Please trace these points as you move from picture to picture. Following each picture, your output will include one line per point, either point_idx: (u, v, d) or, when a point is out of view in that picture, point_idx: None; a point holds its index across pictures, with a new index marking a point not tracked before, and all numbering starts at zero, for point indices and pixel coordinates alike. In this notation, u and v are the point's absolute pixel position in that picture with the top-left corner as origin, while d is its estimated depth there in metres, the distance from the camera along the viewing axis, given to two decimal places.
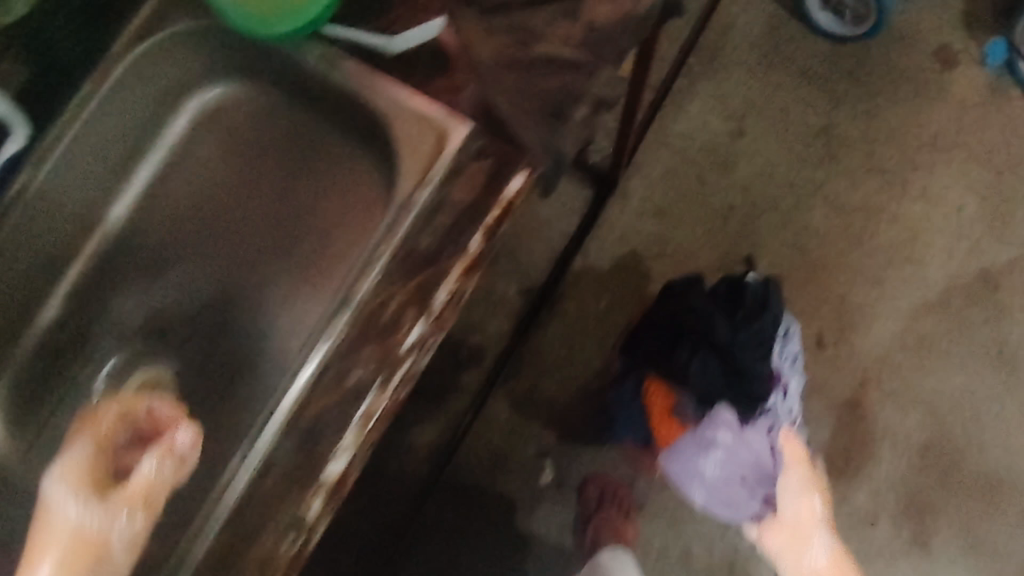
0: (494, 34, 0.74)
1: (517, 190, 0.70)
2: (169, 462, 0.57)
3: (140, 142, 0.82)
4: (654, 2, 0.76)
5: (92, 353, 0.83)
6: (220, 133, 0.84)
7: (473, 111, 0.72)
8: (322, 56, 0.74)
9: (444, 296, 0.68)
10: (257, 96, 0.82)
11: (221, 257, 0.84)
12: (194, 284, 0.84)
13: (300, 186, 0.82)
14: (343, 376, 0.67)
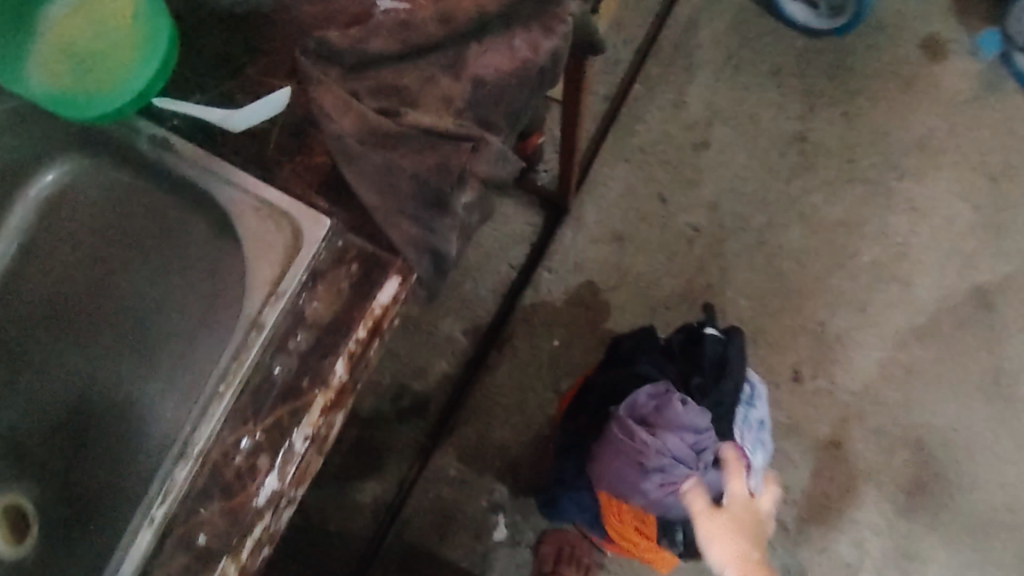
0: (358, 97, 0.59)
1: (386, 304, 0.58)
2: None
3: None
4: (558, 44, 0.62)
5: None
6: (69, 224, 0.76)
7: (334, 203, 0.60)
8: (156, 138, 0.62)
9: (303, 441, 0.58)
10: (98, 176, 0.74)
11: (78, 358, 0.75)
12: (53, 392, 0.76)
13: (154, 267, 0.74)
14: (189, 538, 0.57)
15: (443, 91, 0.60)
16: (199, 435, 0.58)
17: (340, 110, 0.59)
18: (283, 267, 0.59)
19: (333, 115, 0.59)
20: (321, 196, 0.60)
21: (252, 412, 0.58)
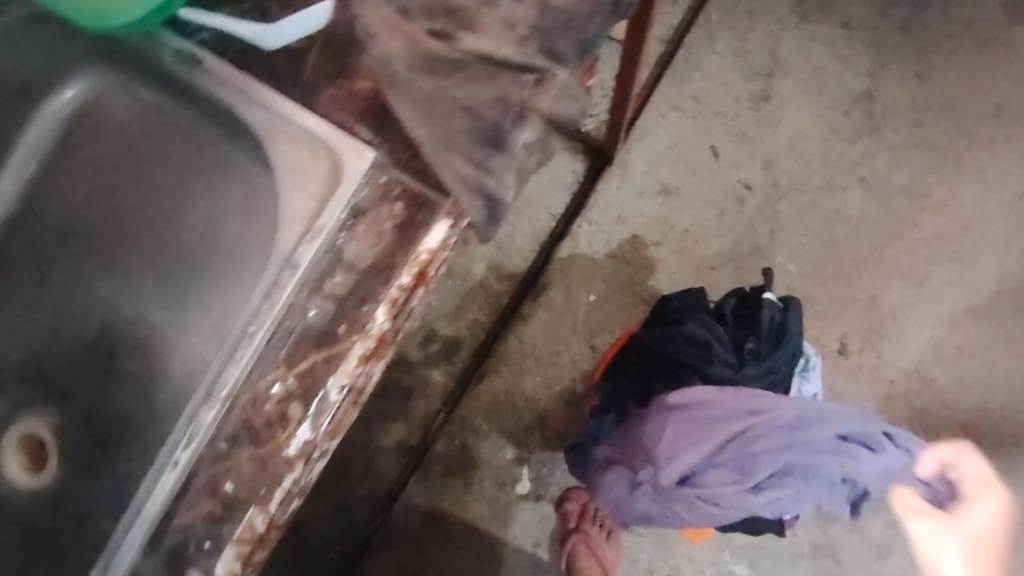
0: (410, 19, 0.55)
1: (433, 250, 0.53)
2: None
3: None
4: None
5: None
6: (97, 136, 0.71)
7: (380, 132, 0.55)
8: (183, 51, 0.57)
9: (338, 391, 0.53)
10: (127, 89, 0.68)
11: (106, 286, 0.71)
12: (77, 318, 0.72)
13: (181, 194, 0.68)
14: (216, 487, 0.54)
15: (506, 14, 0.55)
16: (226, 378, 0.53)
17: (390, 33, 0.55)
18: (322, 198, 0.53)
19: (382, 38, 0.55)
20: (363, 124, 0.55)
21: (283, 358, 0.54)
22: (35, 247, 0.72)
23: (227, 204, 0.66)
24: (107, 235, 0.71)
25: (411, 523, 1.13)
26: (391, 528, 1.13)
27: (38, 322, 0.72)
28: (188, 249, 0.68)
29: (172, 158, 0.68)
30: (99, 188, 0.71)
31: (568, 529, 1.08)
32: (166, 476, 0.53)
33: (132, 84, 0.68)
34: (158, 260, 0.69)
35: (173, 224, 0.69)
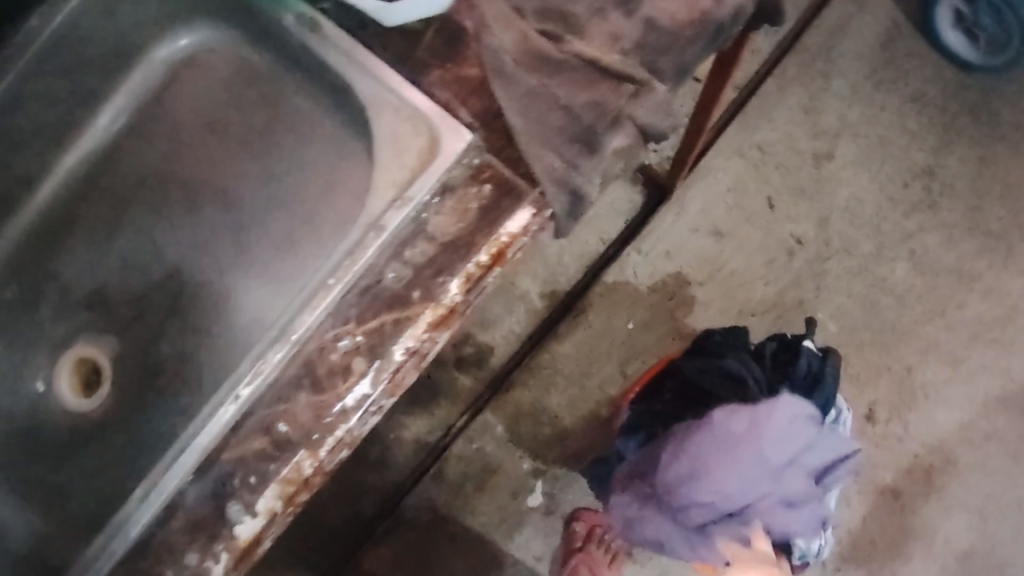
0: (523, 18, 0.59)
1: (514, 234, 0.56)
2: (273, 523, 0.55)
3: (97, 85, 0.74)
4: (739, 7, 0.60)
5: (32, 319, 0.76)
6: (201, 89, 0.75)
7: (479, 118, 0.58)
8: (304, 16, 0.60)
9: (403, 352, 0.56)
10: (242, 52, 0.73)
11: (179, 231, 0.75)
12: (148, 255, 0.75)
13: (273, 157, 0.72)
14: (272, 426, 0.56)
15: (614, 27, 0.58)
16: (299, 323, 0.56)
17: (503, 27, 0.58)
18: (416, 171, 0.56)
19: (495, 30, 0.58)
20: (465, 108, 0.58)
21: (355, 314, 0.56)
22: (124, 184, 0.76)
23: (319, 167, 0.70)
24: (192, 183, 0.75)
25: (421, 517, 1.15)
26: (398, 519, 1.15)
27: (113, 254, 0.76)
28: (272, 205, 0.72)
29: (272, 117, 0.72)
30: (195, 136, 0.75)
31: (572, 548, 1.10)
32: (226, 408, 0.56)
33: (246, 45, 0.73)
34: (237, 215, 0.73)
35: (260, 180, 0.72)
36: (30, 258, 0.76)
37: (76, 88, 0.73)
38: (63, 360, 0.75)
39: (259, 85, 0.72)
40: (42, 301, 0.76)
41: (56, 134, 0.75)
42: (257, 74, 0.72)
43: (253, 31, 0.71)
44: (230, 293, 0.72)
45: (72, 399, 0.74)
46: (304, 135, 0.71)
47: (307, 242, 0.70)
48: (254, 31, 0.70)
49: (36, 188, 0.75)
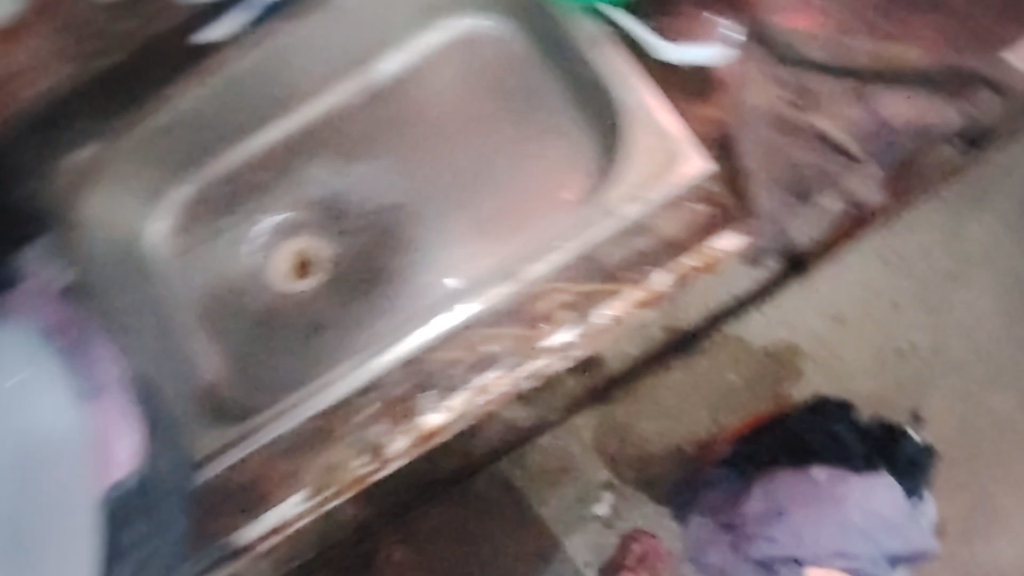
0: (777, 83, 0.72)
1: (723, 251, 0.68)
2: (455, 420, 0.67)
3: (392, 36, 0.89)
4: (950, 126, 0.73)
5: (269, 206, 0.89)
6: (470, 63, 0.89)
7: (719, 152, 0.70)
8: (597, 33, 0.75)
9: (606, 317, 0.67)
10: (517, 45, 0.87)
11: (418, 172, 0.88)
12: (385, 183, 0.88)
13: (518, 135, 0.86)
14: (479, 344, 0.68)
15: (847, 113, 0.71)
16: (530, 270, 0.69)
17: (761, 87, 0.72)
18: (649, 179, 0.69)
19: (753, 89, 0.71)
20: (708, 141, 0.70)
21: (574, 276, 0.68)
22: (379, 118, 0.90)
23: (543, 161, 0.84)
24: (441, 136, 0.88)
25: (490, 492, 1.24)
26: (469, 489, 1.24)
27: (354, 173, 0.89)
28: (500, 176, 0.85)
29: (523, 111, 0.86)
30: (452, 103, 0.89)
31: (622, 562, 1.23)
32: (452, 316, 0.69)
33: (521, 47, 0.87)
34: (472, 173, 0.86)
35: (493, 155, 0.86)
36: (284, 157, 0.90)
37: (374, 33, 0.88)
38: (277, 246, 0.88)
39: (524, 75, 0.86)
40: (283, 193, 0.89)
41: (344, 65, 0.89)
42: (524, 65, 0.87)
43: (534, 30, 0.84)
44: (449, 236, 0.84)
45: (282, 279, 0.86)
46: (549, 125, 0.85)
47: (528, 210, 0.83)
48: (536, 30, 0.84)
49: (307, 101, 0.89)
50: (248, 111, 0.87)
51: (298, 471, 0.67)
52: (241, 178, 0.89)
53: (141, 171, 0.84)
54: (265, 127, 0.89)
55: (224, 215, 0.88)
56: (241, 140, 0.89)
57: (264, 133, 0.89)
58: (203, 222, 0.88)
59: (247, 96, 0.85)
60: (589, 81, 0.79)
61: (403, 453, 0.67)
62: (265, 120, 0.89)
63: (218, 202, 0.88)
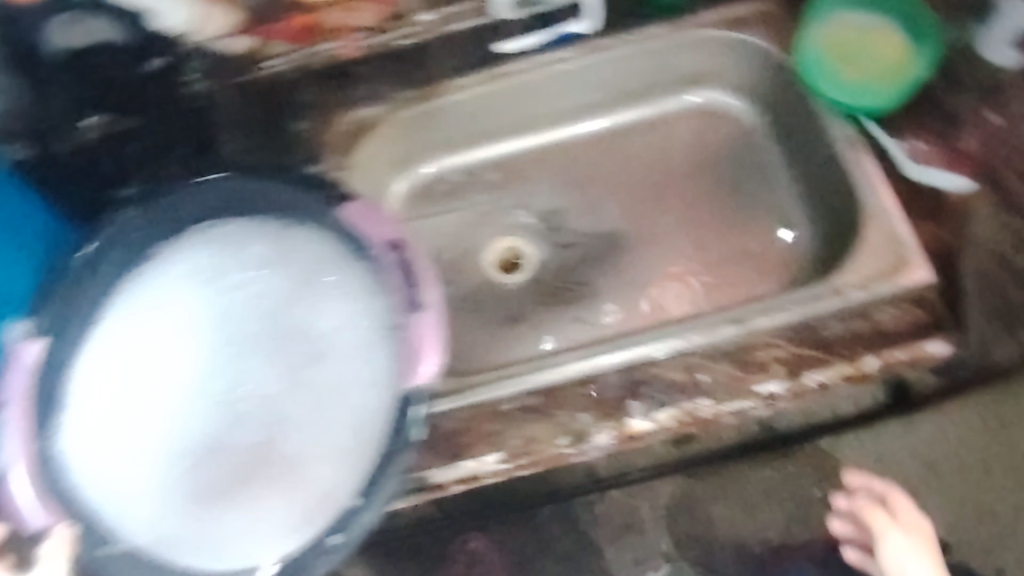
0: (1005, 223, 0.80)
1: (931, 354, 0.74)
2: (658, 430, 0.73)
3: (645, 89, 0.92)
4: None
5: (489, 205, 0.92)
6: (709, 132, 0.93)
7: (940, 268, 0.78)
8: (853, 137, 0.82)
9: (816, 381, 0.74)
10: (758, 130, 0.92)
11: (635, 212, 0.91)
12: (602, 215, 0.91)
13: (739, 209, 0.90)
14: (693, 369, 0.75)
15: None
16: (756, 321, 0.76)
17: (987, 223, 0.80)
18: (880, 275, 0.76)
19: (980, 223, 0.80)
20: (933, 256, 0.78)
21: (791, 334, 0.76)
22: (618, 159, 0.93)
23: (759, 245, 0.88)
24: (665, 189, 0.91)
25: None
26: None
27: (575, 198, 0.92)
28: (713, 240, 0.89)
29: (752, 193, 0.90)
30: (687, 167, 0.92)
31: None
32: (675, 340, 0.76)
33: (764, 136, 0.91)
34: (688, 229, 0.90)
35: (714, 224, 0.90)
36: (515, 167, 0.93)
37: (633, 83, 0.92)
38: (487, 239, 0.91)
39: (759, 158, 0.91)
40: (510, 200, 0.92)
41: (597, 101, 0.93)
42: (760, 150, 0.91)
43: (784, 121, 0.89)
44: (653, 279, 0.88)
45: (490, 270, 0.89)
46: (771, 210, 0.89)
47: (735, 281, 0.87)
48: (786, 122, 0.89)
49: (559, 125, 0.93)
50: (502, 119, 0.92)
51: (501, 432, 0.73)
52: (471, 173, 0.93)
53: (399, 141, 0.90)
54: (507, 138, 0.93)
55: (445, 201, 0.92)
56: (482, 142, 0.93)
57: (511, 143, 0.93)
58: (429, 200, 0.92)
59: (505, 105, 0.90)
60: (839, 185, 0.83)
61: (605, 445, 0.73)
62: (509, 131, 0.93)
63: (446, 187, 0.93)
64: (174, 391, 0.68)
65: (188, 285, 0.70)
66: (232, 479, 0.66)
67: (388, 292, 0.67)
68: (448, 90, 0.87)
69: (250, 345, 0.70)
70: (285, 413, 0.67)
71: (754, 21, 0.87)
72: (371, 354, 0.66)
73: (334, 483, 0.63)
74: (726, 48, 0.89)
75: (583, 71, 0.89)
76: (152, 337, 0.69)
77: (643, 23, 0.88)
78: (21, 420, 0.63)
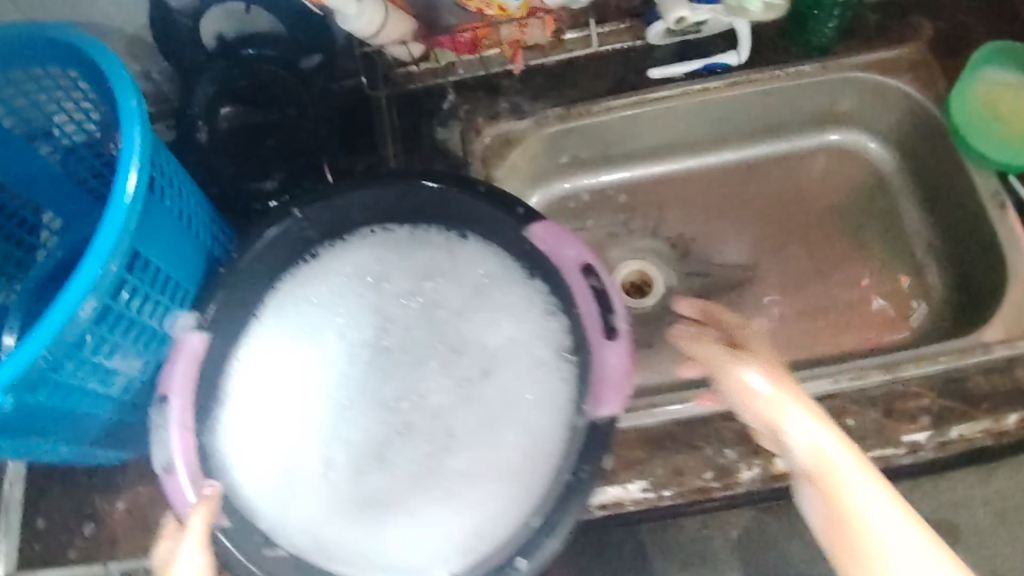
0: None
1: None
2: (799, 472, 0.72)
3: (782, 126, 0.91)
4: None
5: (619, 227, 0.92)
6: (844, 173, 0.92)
7: None
8: (999, 195, 0.80)
9: (956, 433, 0.74)
10: (896, 175, 0.91)
11: (763, 248, 0.90)
12: (731, 247, 0.91)
13: (871, 253, 0.89)
14: (839, 414, 0.75)
15: None
16: (905, 369, 0.76)
17: None
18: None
19: None
20: None
21: (933, 384, 0.76)
22: (747, 195, 0.92)
23: (890, 293, 0.88)
24: (795, 227, 0.91)
25: None
26: None
27: (704, 227, 0.91)
28: (842, 281, 0.88)
29: (884, 239, 0.90)
30: (817, 208, 0.91)
31: None
32: (823, 380, 0.76)
33: (901, 183, 0.90)
34: (817, 269, 0.89)
35: (843, 268, 0.89)
36: (646, 193, 0.93)
37: (772, 119, 0.91)
38: (618, 261, 0.91)
39: (894, 203, 0.90)
40: (639, 225, 0.92)
41: (734, 134, 0.92)
42: (896, 196, 0.90)
43: (923, 168, 0.88)
44: (784, 316, 0.87)
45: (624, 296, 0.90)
46: (906, 256, 0.89)
47: (868, 326, 0.86)
48: (925, 169, 0.88)
49: (693, 154, 0.93)
50: (639, 144, 0.91)
51: (647, 460, 0.73)
52: (603, 194, 0.93)
53: (535, 158, 0.89)
54: (641, 165, 0.93)
55: (577, 221, 0.92)
56: (616, 165, 0.93)
57: (645, 169, 0.93)
58: (560, 216, 0.93)
59: (644, 130, 0.90)
60: (985, 240, 0.81)
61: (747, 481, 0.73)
62: (644, 157, 0.92)
63: (578, 206, 0.93)
64: (341, 393, 0.71)
65: (357, 290, 0.72)
66: (395, 485, 0.67)
67: (566, 316, 0.67)
68: (595, 111, 0.86)
69: (417, 355, 0.71)
70: (449, 426, 0.68)
71: (901, 66, 0.86)
72: (543, 374, 0.67)
73: (501, 499, 0.63)
74: (872, 91, 0.87)
75: (724, 103, 0.88)
76: (322, 339, 0.71)
77: (788, 58, 0.87)
78: (182, 413, 0.61)
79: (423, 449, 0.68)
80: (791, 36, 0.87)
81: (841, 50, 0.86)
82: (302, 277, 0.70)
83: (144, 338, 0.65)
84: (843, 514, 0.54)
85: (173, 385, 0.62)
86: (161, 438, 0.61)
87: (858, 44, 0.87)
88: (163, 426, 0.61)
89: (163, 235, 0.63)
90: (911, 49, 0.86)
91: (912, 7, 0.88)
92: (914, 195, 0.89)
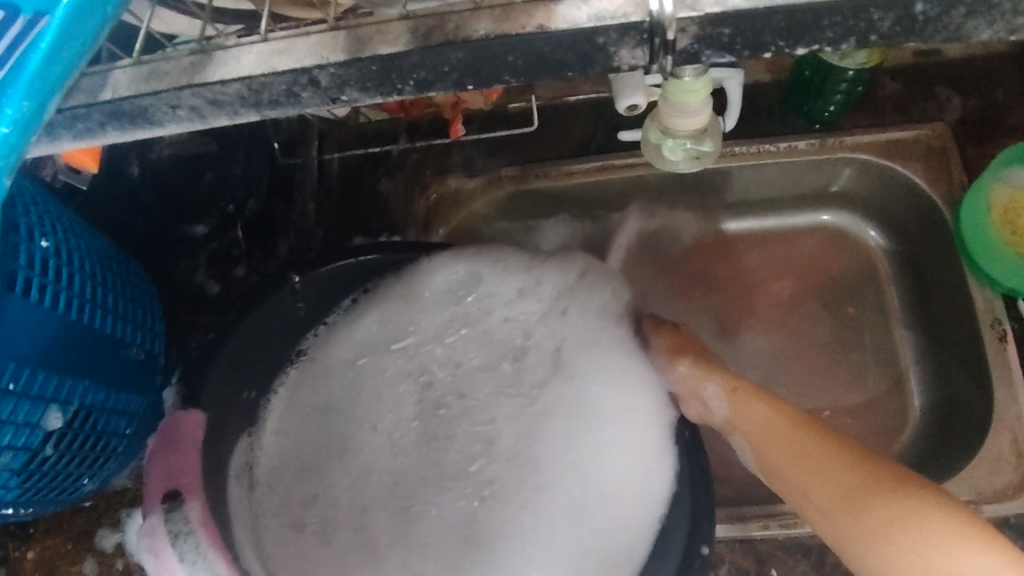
0: None
1: None
2: None
3: (768, 200, 0.80)
4: None
5: None
6: (830, 257, 0.80)
7: None
8: (1000, 325, 0.67)
9: None
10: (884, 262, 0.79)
11: (729, 337, 0.79)
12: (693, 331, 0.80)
13: (851, 355, 0.77)
14: (771, 562, 0.69)
15: None
16: None
17: None
18: (1000, 495, 0.64)
19: None
20: None
21: None
22: (736, 271, 0.81)
23: (863, 409, 0.75)
24: (777, 314, 0.79)
25: None
26: None
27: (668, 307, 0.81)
28: (814, 389, 0.76)
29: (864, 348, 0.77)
30: (796, 301, 0.79)
31: None
32: (763, 523, 0.69)
33: (899, 280, 0.78)
34: (788, 372, 0.77)
35: (820, 373, 0.76)
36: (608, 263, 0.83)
37: (754, 193, 0.80)
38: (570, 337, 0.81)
39: (878, 298, 0.78)
40: None
41: (710, 205, 0.81)
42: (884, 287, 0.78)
43: (925, 269, 0.76)
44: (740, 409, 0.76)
45: None
46: (891, 364, 0.76)
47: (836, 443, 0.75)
48: (926, 270, 0.76)
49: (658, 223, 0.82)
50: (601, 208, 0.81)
51: None
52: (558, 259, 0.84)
53: (486, 218, 0.81)
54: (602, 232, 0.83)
55: None
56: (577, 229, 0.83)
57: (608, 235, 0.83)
58: None
59: (607, 195, 0.80)
60: (977, 374, 0.69)
61: None
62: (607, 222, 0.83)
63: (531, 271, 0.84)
64: (385, 496, 0.66)
65: (375, 367, 0.70)
66: (503, 552, 0.65)
67: (598, 302, 0.74)
68: (549, 174, 0.77)
69: (468, 410, 0.70)
70: (533, 464, 0.68)
71: (917, 149, 0.72)
72: (608, 343, 0.73)
73: (628, 492, 0.64)
74: (877, 173, 0.74)
75: (701, 174, 0.77)
76: (354, 412, 0.68)
77: (782, 130, 0.75)
78: (207, 515, 0.53)
79: (529, 507, 0.66)
80: (791, 100, 0.75)
81: (844, 124, 0.74)
82: (314, 371, 0.68)
83: (10, 437, 0.60)
84: (826, 462, 0.53)
85: (185, 483, 0.53)
86: (188, 547, 0.52)
87: (865, 118, 0.74)
88: (192, 531, 0.52)
89: (28, 336, 0.60)
90: (931, 128, 0.72)
91: (941, 77, 0.75)
92: (908, 299, 0.77)
